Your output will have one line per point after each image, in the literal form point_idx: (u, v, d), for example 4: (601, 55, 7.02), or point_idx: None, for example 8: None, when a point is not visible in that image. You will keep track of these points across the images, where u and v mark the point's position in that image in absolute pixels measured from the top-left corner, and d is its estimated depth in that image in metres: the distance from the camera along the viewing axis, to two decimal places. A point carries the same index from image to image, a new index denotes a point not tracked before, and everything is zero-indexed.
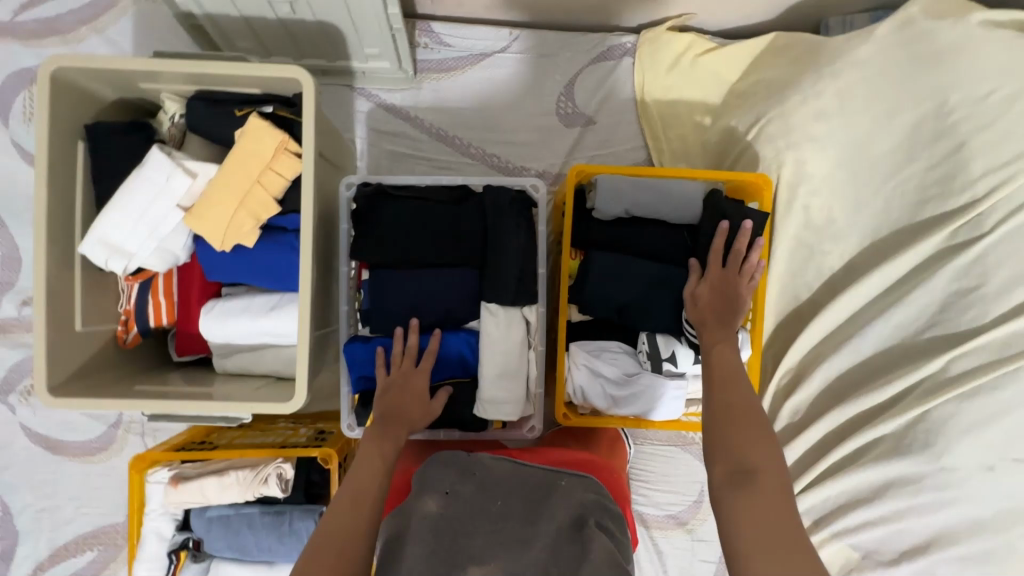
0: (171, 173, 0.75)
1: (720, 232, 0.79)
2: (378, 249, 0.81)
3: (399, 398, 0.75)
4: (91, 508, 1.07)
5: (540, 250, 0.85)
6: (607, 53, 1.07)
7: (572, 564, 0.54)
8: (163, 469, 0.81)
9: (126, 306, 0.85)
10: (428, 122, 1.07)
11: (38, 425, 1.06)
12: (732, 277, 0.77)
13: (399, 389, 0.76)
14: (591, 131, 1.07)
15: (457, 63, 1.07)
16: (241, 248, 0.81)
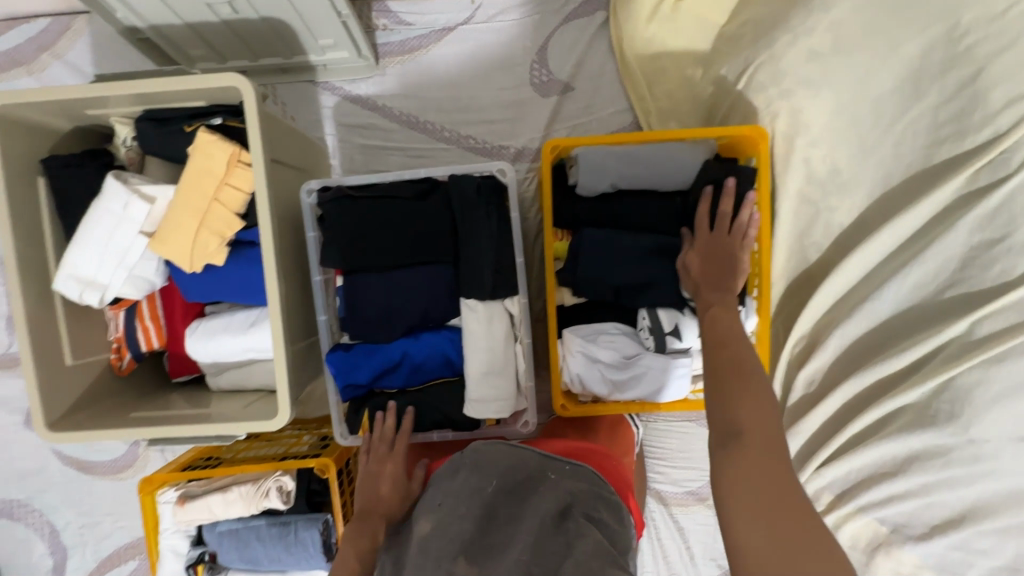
0: (128, 200, 0.73)
1: (705, 197, 0.74)
2: (345, 257, 0.77)
3: (378, 481, 0.73)
4: (126, 521, 1.12)
5: (516, 237, 0.80)
6: (578, 11, 0.99)
7: (557, 556, 0.53)
8: (171, 489, 0.83)
9: (116, 334, 0.85)
10: (397, 109, 1.01)
11: (67, 448, 1.11)
12: (724, 238, 0.71)
13: (377, 475, 0.74)
14: (570, 99, 0.99)
15: (421, 42, 1.00)
16: (212, 267, 0.79)
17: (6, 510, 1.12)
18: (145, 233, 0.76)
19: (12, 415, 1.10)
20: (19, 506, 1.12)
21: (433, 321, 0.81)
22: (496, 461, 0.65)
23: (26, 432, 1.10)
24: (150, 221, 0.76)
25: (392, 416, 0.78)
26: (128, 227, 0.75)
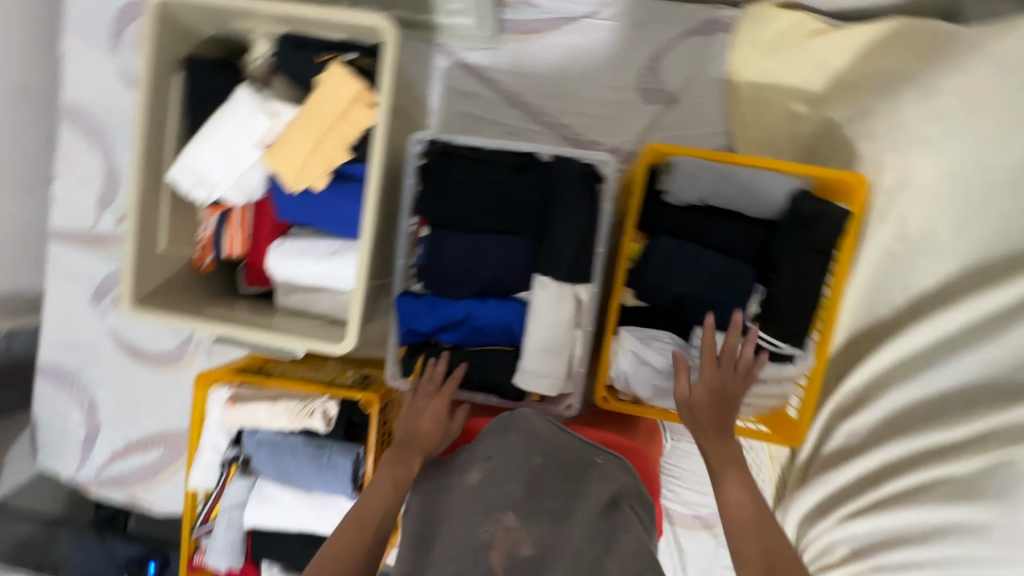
0: (255, 111, 0.79)
1: (707, 326, 0.75)
2: (442, 210, 0.82)
3: (423, 417, 0.76)
4: (159, 413, 1.18)
5: (602, 228, 0.81)
6: (701, 27, 0.99)
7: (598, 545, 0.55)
8: (223, 389, 0.88)
9: (205, 235, 0.90)
10: (503, 84, 1.04)
11: (122, 332, 1.17)
12: (725, 373, 0.74)
13: (422, 412, 0.77)
14: (672, 111, 1.01)
15: (540, 26, 1.02)
16: (309, 191, 0.83)
17: (56, 375, 1.19)
18: (261, 145, 0.80)
19: (82, 289, 1.16)
20: (68, 374, 1.19)
21: (502, 290, 0.83)
22: (545, 437, 0.67)
23: (90, 307, 1.17)
24: (267, 135, 0.80)
25: (446, 362, 0.81)
26: (248, 136, 0.79)
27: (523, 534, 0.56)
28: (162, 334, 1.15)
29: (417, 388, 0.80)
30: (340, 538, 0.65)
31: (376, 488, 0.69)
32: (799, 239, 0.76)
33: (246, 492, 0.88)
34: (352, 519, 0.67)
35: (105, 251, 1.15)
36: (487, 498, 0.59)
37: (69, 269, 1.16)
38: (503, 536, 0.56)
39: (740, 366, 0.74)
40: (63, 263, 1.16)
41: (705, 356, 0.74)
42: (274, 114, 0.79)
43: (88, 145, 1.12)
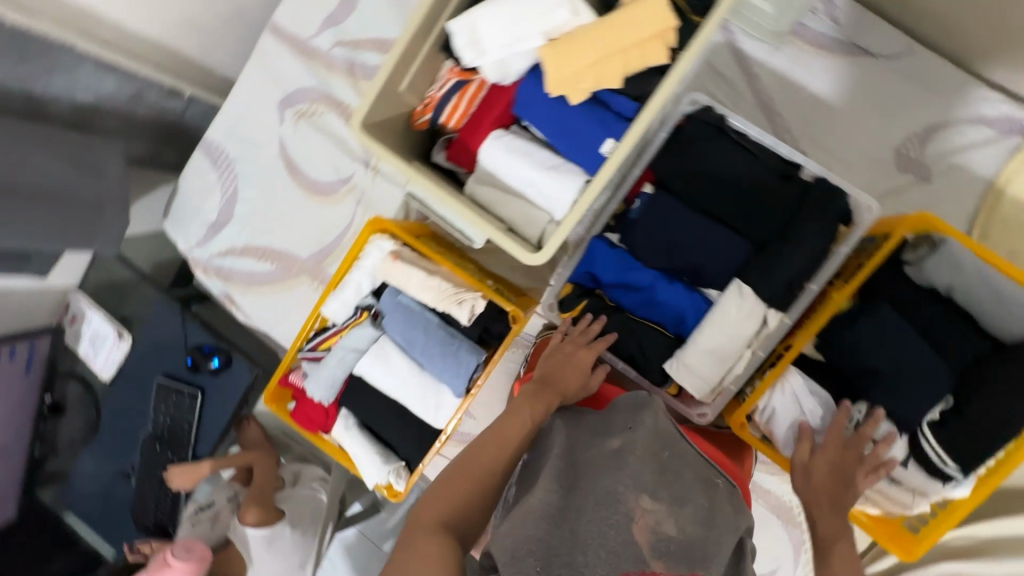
0: (562, 2, 0.76)
1: (841, 409, 0.75)
2: (682, 179, 0.79)
3: (565, 365, 0.78)
4: (288, 233, 1.20)
5: (828, 266, 0.76)
6: (996, 121, 0.91)
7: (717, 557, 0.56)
8: (388, 241, 0.89)
9: (434, 93, 0.89)
10: (762, 85, 0.99)
11: (289, 145, 1.18)
12: (852, 459, 0.73)
13: (565, 360, 0.79)
14: (920, 188, 0.94)
15: (833, 45, 0.96)
16: (563, 101, 0.81)
17: (213, 154, 1.22)
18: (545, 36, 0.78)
19: (273, 89, 1.17)
20: (224, 160, 1.21)
21: (695, 279, 0.81)
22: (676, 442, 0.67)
23: (272, 109, 1.18)
24: (557, 31, 0.78)
25: (600, 324, 0.82)
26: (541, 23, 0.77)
27: (666, 515, 0.57)
28: (325, 165, 1.17)
29: (565, 337, 0.82)
30: (473, 453, 0.68)
31: (512, 417, 0.71)
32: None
33: (367, 342, 0.90)
34: (486, 439, 0.69)
35: (310, 65, 1.15)
36: (632, 471, 0.60)
37: (270, 66, 1.17)
38: (645, 512, 0.57)
39: (870, 461, 0.72)
40: (269, 57, 1.17)
41: (833, 433, 0.74)
42: (573, 12, 0.76)
43: None
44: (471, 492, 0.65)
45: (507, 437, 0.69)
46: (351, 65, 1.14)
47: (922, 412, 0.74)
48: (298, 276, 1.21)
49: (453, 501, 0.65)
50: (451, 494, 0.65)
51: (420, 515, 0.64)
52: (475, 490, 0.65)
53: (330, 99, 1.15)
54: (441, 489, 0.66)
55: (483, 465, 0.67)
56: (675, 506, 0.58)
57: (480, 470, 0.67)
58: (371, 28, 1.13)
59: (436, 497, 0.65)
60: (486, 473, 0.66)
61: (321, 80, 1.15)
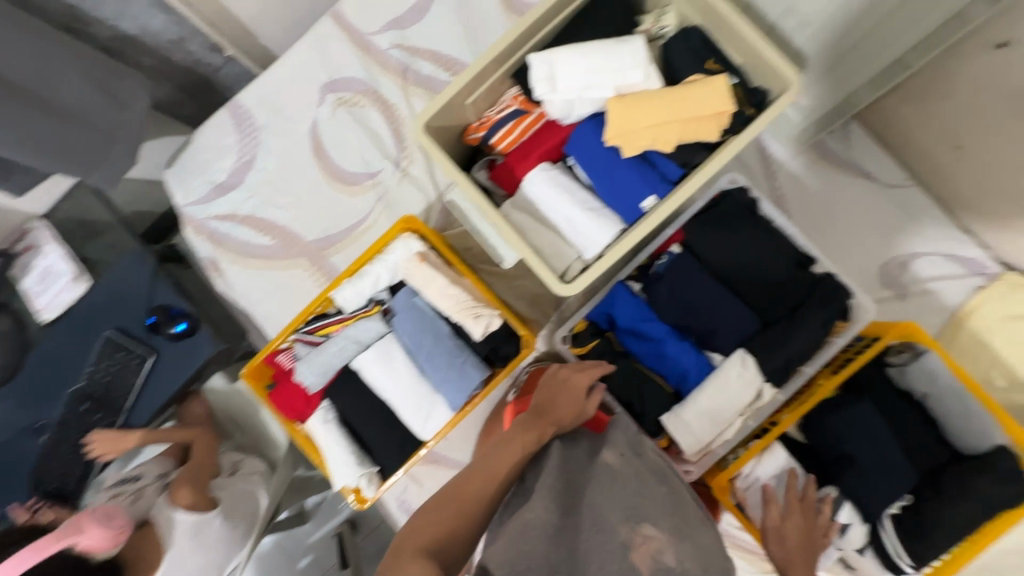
0: (637, 66, 0.84)
1: (794, 473, 0.82)
2: (710, 246, 0.84)
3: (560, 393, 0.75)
4: (298, 213, 1.17)
5: (822, 355, 0.83)
6: (966, 260, 1.04)
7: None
8: (417, 241, 0.89)
9: (492, 114, 0.93)
10: (781, 184, 1.10)
11: (322, 128, 1.17)
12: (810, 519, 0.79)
13: (560, 390, 0.76)
14: (895, 304, 1.06)
15: (843, 164, 1.08)
16: (615, 151, 0.87)
17: (238, 117, 1.17)
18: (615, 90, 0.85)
19: (320, 72, 1.17)
20: (249, 125, 1.17)
21: (704, 342, 0.86)
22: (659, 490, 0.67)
23: (315, 91, 1.17)
24: (626, 88, 0.85)
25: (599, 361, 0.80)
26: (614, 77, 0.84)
27: (666, 543, 0.57)
28: (355, 155, 1.16)
29: (563, 366, 0.80)
30: (456, 485, 0.66)
31: (501, 448, 0.68)
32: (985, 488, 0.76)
33: (373, 336, 0.89)
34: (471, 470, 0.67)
35: (364, 58, 1.17)
36: (631, 498, 0.59)
37: (323, 48, 1.17)
38: (645, 538, 0.57)
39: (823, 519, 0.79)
40: (323, 40, 1.16)
41: (790, 495, 0.80)
42: (644, 76, 0.84)
43: None
44: (448, 525, 0.62)
45: (489, 467, 0.66)
46: (405, 69, 1.16)
47: (885, 505, 0.80)
48: (297, 257, 1.17)
49: (431, 532, 0.62)
50: (430, 525, 0.63)
51: (398, 546, 0.62)
52: (457, 522, 0.63)
53: (377, 96, 1.17)
54: (422, 522, 0.63)
55: (463, 498, 0.64)
56: (677, 537, 0.58)
57: (462, 501, 0.64)
58: (432, 41, 1.16)
59: (416, 530, 0.63)
60: (468, 507, 0.63)
61: (371, 75, 1.17)
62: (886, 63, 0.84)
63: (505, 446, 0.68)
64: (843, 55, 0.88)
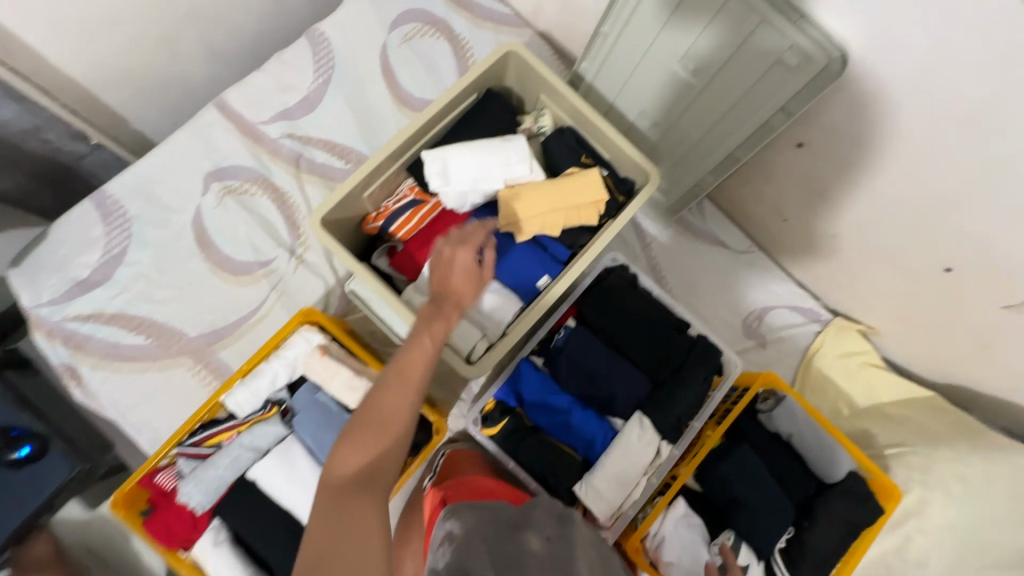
0: (522, 160, 0.92)
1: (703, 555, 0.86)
2: (600, 317, 0.93)
3: (450, 275, 0.74)
4: (178, 306, 1.08)
5: (705, 409, 0.93)
6: (805, 310, 1.24)
7: None
8: (318, 334, 0.87)
9: (389, 205, 0.96)
10: (655, 255, 1.26)
11: (206, 216, 1.12)
12: None
13: (445, 268, 0.74)
14: (757, 352, 1.22)
15: (702, 235, 1.26)
16: (509, 237, 0.93)
17: (105, 208, 1.08)
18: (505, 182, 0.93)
19: (205, 160, 1.13)
20: (119, 215, 1.08)
21: (604, 408, 0.92)
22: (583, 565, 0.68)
23: (198, 179, 1.13)
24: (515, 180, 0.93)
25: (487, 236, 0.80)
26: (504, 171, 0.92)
27: None
28: (244, 243, 1.12)
29: (444, 242, 0.77)
30: (367, 405, 0.61)
31: (405, 353, 0.65)
32: (845, 509, 0.89)
33: (272, 439, 0.84)
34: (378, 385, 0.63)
35: (252, 147, 1.16)
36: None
37: (208, 137, 1.14)
38: None
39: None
40: (207, 129, 1.14)
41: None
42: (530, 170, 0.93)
43: (312, 67, 1.20)
44: (370, 452, 0.59)
45: (399, 375, 0.63)
46: (297, 158, 1.17)
47: (773, 540, 0.88)
48: (177, 356, 1.07)
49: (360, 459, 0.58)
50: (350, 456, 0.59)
51: (325, 489, 0.59)
52: (387, 436, 0.60)
53: (268, 183, 1.15)
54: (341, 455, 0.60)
55: (377, 419, 0.60)
56: None
57: (374, 417, 0.60)
58: (324, 131, 1.19)
59: (337, 467, 0.59)
60: (384, 424, 0.60)
61: (261, 163, 1.15)
62: (718, 154, 1.04)
63: (410, 353, 0.65)
64: (691, 143, 1.07)
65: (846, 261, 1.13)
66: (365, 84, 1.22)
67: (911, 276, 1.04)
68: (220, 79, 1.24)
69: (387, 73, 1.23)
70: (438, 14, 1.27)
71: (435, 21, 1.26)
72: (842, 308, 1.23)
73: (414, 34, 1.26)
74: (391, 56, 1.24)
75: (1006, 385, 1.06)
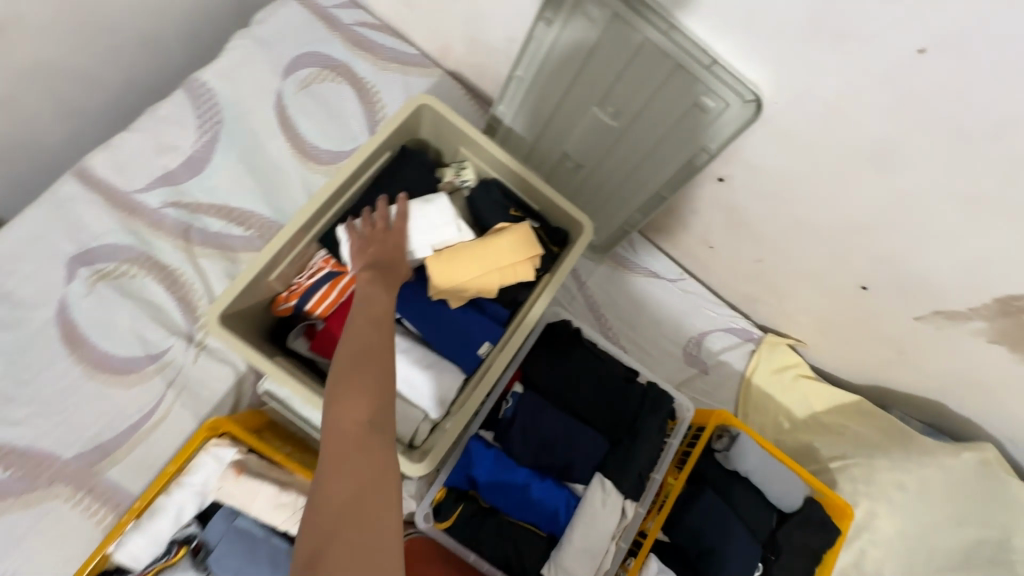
0: (447, 222, 0.85)
1: None
2: (547, 377, 0.89)
3: (380, 239, 0.78)
4: (44, 423, 0.88)
5: (664, 458, 0.90)
6: (738, 330, 1.27)
7: None
8: (230, 448, 0.73)
9: (302, 281, 0.85)
10: (592, 293, 1.23)
11: (74, 309, 0.93)
12: None
13: (376, 242, 0.77)
14: (702, 378, 1.22)
15: (635, 267, 1.25)
16: (443, 304, 0.86)
17: None
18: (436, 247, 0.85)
19: (66, 241, 0.95)
20: None
21: (564, 474, 0.86)
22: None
23: (59, 265, 0.94)
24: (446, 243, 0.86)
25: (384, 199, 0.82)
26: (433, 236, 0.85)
27: None
28: (128, 334, 0.94)
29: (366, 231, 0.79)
30: (349, 350, 0.60)
31: (367, 300, 0.67)
32: (806, 537, 0.90)
33: None
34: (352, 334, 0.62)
35: (127, 220, 0.99)
36: None
37: (69, 213, 0.96)
38: None
39: None
40: (67, 204, 0.96)
41: None
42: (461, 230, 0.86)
43: (195, 123, 1.06)
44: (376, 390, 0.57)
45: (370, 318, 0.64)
46: (187, 228, 1.01)
47: None
48: (49, 486, 0.87)
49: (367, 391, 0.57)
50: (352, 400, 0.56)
51: (334, 440, 0.55)
52: (384, 366, 0.60)
53: (152, 261, 0.98)
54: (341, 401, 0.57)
55: (367, 358, 0.59)
56: None
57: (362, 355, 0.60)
58: (217, 194, 1.05)
59: (341, 416, 0.56)
60: (377, 359, 0.60)
61: (140, 239, 0.99)
62: (646, 192, 1.02)
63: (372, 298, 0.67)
64: (616, 184, 1.06)
65: (772, 281, 1.16)
66: (260, 138, 1.09)
67: (832, 292, 1.09)
68: (78, 140, 1.05)
69: (285, 124, 1.11)
70: (338, 58, 1.17)
71: (333, 65, 1.17)
72: (770, 324, 1.28)
73: (312, 80, 1.15)
74: (288, 105, 1.12)
75: (921, 383, 1.13)
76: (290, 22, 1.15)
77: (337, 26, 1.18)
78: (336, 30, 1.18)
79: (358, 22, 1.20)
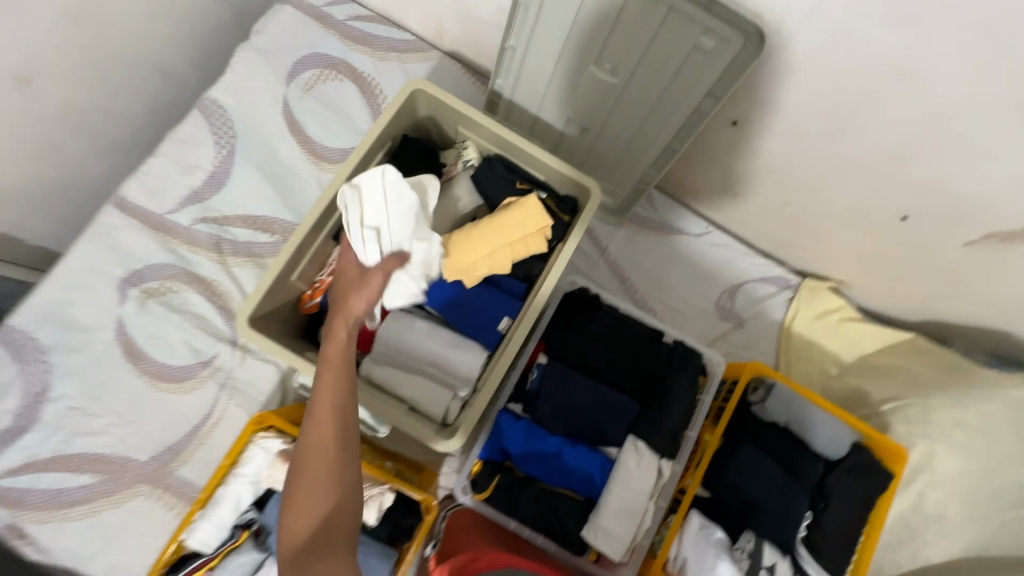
0: (387, 202, 0.77)
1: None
2: (569, 346, 0.89)
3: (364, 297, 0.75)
4: (121, 432, 0.98)
5: (698, 415, 0.90)
6: (773, 279, 1.22)
7: None
8: (276, 439, 0.78)
9: (324, 277, 0.88)
10: (614, 257, 1.20)
11: (132, 327, 1.01)
12: None
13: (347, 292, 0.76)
14: (738, 332, 1.18)
15: (657, 226, 1.21)
16: (459, 285, 0.88)
17: (15, 344, 0.97)
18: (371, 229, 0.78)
19: (115, 266, 1.03)
20: (31, 348, 0.98)
21: (596, 439, 0.87)
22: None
23: (112, 289, 1.02)
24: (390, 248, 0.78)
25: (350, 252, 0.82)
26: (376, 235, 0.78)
27: None
28: (180, 345, 1.02)
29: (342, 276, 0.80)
30: (291, 479, 0.64)
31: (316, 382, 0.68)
32: (854, 483, 0.87)
33: (249, 570, 0.74)
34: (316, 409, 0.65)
35: (164, 240, 1.06)
36: None
37: (114, 241, 1.04)
38: None
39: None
40: (111, 232, 1.04)
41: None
42: (433, 247, 0.79)
43: (212, 140, 1.11)
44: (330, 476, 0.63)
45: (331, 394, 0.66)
46: (217, 241, 1.07)
47: (793, 533, 0.86)
48: (132, 487, 0.97)
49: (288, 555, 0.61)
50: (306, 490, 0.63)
51: (288, 549, 0.62)
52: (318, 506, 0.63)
53: (193, 275, 1.05)
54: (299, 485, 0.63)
55: (303, 486, 0.63)
56: None
57: (322, 440, 0.64)
58: (240, 205, 1.10)
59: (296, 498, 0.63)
60: (309, 490, 0.63)
61: (178, 255, 1.06)
62: (657, 147, 0.98)
63: (334, 359, 0.68)
64: (625, 144, 1.02)
65: (803, 224, 1.10)
66: (274, 146, 1.13)
67: (869, 228, 1.02)
68: (114, 172, 1.13)
69: (295, 129, 1.15)
70: (336, 56, 1.19)
71: (333, 65, 1.19)
72: (808, 268, 1.22)
73: (315, 82, 1.18)
74: (295, 110, 1.15)
75: (982, 313, 1.05)
76: (287, 28, 1.18)
77: (332, 24, 1.20)
78: (332, 29, 1.20)
79: (352, 17, 1.21)
